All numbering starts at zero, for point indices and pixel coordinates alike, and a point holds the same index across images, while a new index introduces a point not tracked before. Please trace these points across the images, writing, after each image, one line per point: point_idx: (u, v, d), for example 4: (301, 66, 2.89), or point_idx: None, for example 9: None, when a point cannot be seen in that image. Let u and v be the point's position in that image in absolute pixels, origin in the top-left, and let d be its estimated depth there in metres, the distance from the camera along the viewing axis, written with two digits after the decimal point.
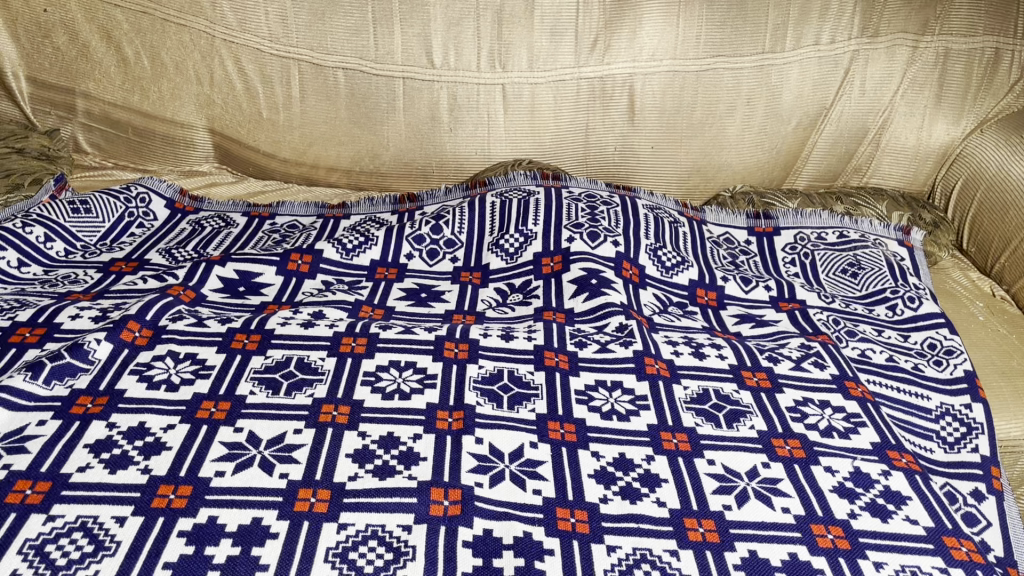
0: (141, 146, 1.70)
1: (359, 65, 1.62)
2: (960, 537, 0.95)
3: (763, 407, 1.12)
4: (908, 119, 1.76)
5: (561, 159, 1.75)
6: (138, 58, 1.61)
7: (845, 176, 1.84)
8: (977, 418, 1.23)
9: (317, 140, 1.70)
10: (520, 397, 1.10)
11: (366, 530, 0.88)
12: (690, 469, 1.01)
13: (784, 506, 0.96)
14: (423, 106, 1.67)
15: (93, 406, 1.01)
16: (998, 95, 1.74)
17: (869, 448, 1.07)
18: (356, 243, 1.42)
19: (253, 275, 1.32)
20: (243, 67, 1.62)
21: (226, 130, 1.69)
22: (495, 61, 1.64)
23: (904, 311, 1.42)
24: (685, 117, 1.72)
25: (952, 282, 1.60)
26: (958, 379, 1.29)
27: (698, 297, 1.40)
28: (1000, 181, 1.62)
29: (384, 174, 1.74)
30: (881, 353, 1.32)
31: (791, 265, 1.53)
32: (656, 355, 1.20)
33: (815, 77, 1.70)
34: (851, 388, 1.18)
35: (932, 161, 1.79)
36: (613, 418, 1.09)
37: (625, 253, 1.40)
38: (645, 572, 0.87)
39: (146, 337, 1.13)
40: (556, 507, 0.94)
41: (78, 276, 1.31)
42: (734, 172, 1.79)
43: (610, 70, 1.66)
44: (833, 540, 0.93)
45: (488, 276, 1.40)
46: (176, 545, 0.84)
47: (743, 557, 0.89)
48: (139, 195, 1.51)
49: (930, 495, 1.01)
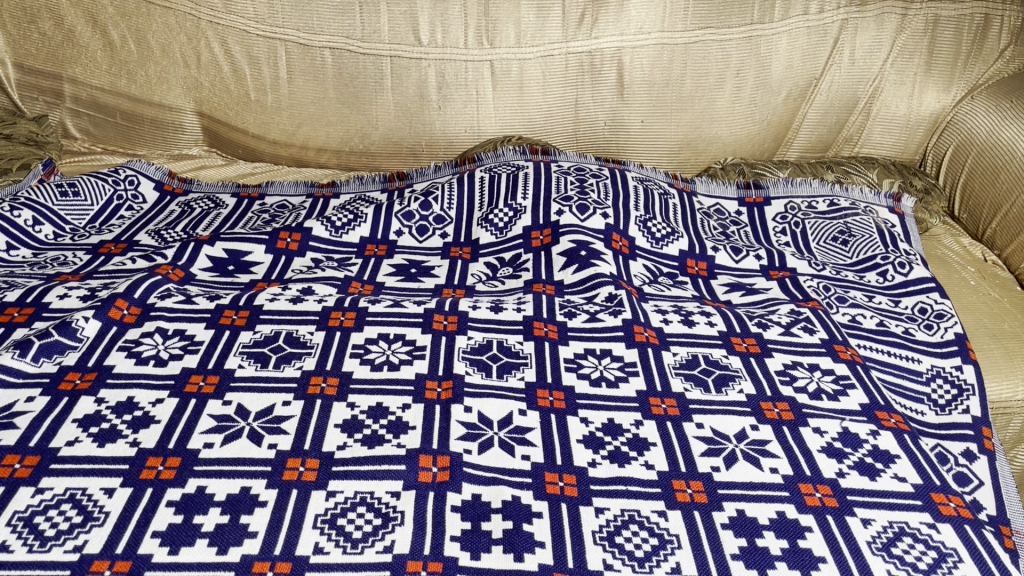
0: (130, 130, 1.70)
1: (346, 45, 1.61)
2: (948, 493, 0.95)
3: (752, 370, 1.13)
4: (899, 87, 1.75)
5: (551, 135, 1.75)
6: (124, 42, 1.60)
7: (836, 146, 1.84)
8: (968, 379, 1.23)
9: (306, 121, 1.69)
10: (510, 366, 1.10)
11: (355, 497, 0.88)
12: (678, 433, 1.01)
13: (772, 466, 0.97)
14: (411, 85, 1.66)
15: (81, 382, 1.01)
16: (989, 61, 1.73)
17: (858, 409, 1.07)
18: (345, 221, 1.41)
19: (243, 253, 1.32)
20: (229, 49, 1.62)
21: (214, 113, 1.69)
22: (482, 38, 1.63)
23: (895, 277, 1.42)
24: (675, 91, 1.72)
25: (944, 249, 1.60)
26: (949, 342, 1.29)
27: (689, 267, 1.40)
28: (991, 146, 1.62)
29: (374, 154, 1.74)
30: (872, 318, 1.31)
31: (782, 234, 1.53)
32: (645, 323, 1.20)
33: (804, 48, 1.70)
34: (841, 350, 1.18)
35: (924, 129, 1.78)
36: (602, 384, 1.09)
37: (614, 225, 1.40)
38: (634, 532, 0.87)
39: (134, 314, 1.13)
40: (544, 472, 0.94)
41: (67, 258, 1.31)
42: (725, 145, 1.79)
43: (599, 44, 1.65)
44: (821, 499, 0.93)
45: (478, 251, 1.40)
46: (164, 515, 0.84)
47: (731, 516, 0.90)
48: (127, 177, 1.51)
49: (919, 453, 1.01)
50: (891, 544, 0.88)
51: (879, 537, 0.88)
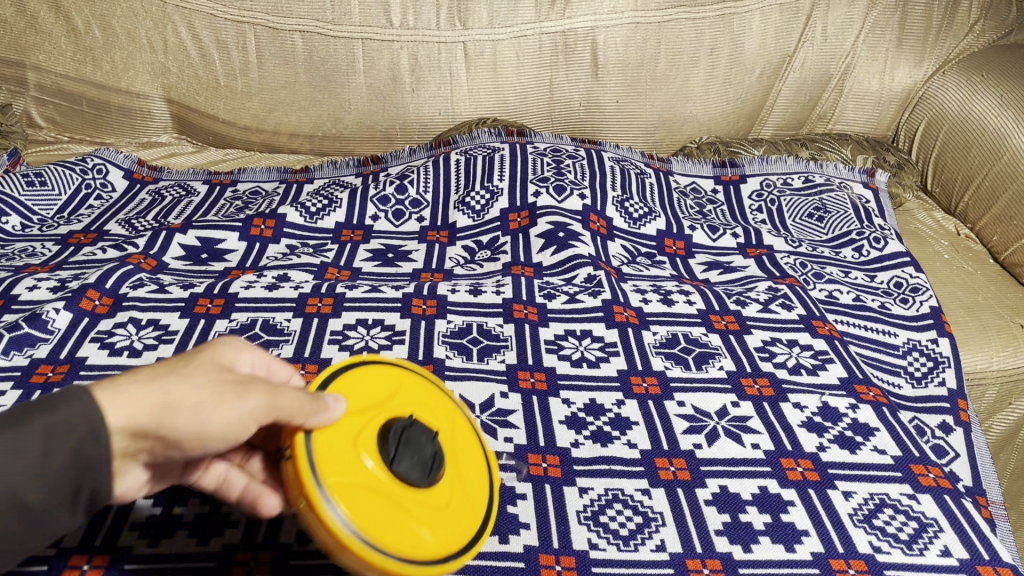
0: (96, 118, 1.66)
1: (316, 28, 1.59)
2: (927, 464, 0.96)
3: (731, 347, 1.13)
4: (871, 64, 1.76)
5: (525, 117, 1.73)
6: (89, 28, 1.57)
7: (810, 124, 1.85)
8: (943, 352, 1.24)
9: (277, 106, 1.67)
10: (490, 349, 1.10)
11: None
12: (660, 411, 1.01)
13: (753, 442, 0.97)
14: (384, 68, 1.64)
15: (53, 374, 0.99)
16: (959, 35, 1.74)
17: (836, 383, 1.08)
18: (320, 206, 1.40)
19: (215, 241, 1.30)
20: (197, 33, 1.59)
21: (183, 99, 1.65)
22: (454, 19, 1.62)
23: (870, 252, 1.43)
24: (649, 70, 1.71)
25: (918, 223, 1.63)
26: (924, 315, 1.30)
27: (667, 247, 1.40)
28: (962, 120, 1.63)
29: (347, 139, 1.72)
30: (848, 294, 1.32)
31: (758, 212, 1.53)
32: (625, 303, 1.20)
33: (777, 25, 1.70)
34: (818, 326, 1.19)
35: (895, 105, 1.79)
36: (583, 365, 1.09)
37: (591, 206, 1.39)
38: (618, 511, 0.87)
39: (107, 305, 1.11)
40: (528, 453, 0.94)
41: (35, 249, 1.27)
42: (699, 124, 1.79)
43: (572, 24, 1.64)
44: (803, 473, 0.94)
45: (455, 234, 1.38)
46: (142, 507, 0.83)
47: (714, 493, 0.90)
48: (95, 166, 1.48)
49: (897, 425, 1.02)
50: (872, 516, 0.88)
51: (860, 509, 0.89)
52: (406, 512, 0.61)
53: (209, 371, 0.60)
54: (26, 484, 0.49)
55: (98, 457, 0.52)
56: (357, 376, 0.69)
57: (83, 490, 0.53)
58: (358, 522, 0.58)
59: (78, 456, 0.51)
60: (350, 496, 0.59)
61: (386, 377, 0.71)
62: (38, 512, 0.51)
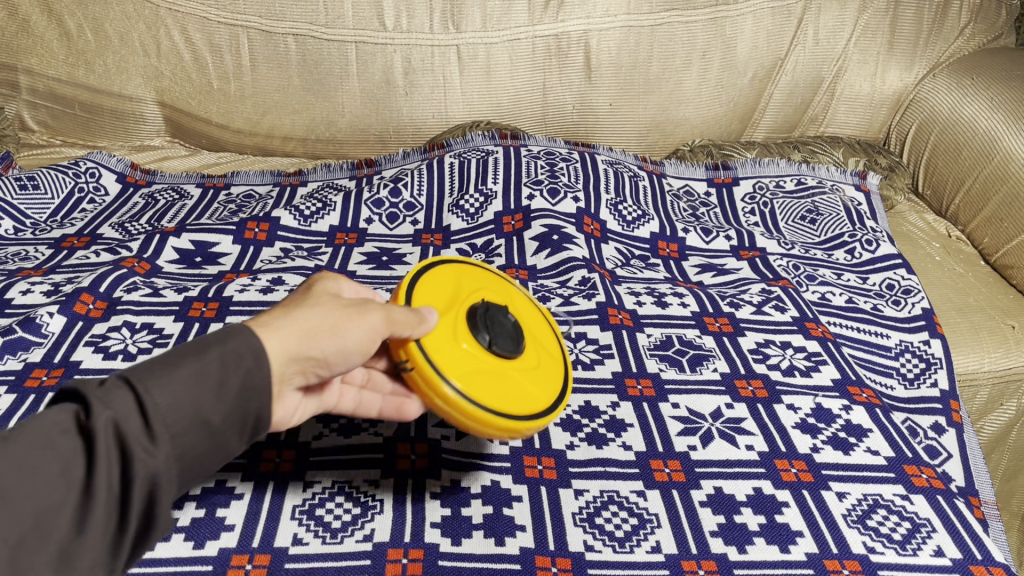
0: (89, 121, 1.65)
1: (309, 31, 1.59)
2: (920, 465, 0.97)
3: (725, 349, 1.13)
4: (862, 67, 1.77)
5: (519, 120, 1.74)
6: (81, 31, 1.57)
7: (802, 126, 1.85)
8: (935, 353, 1.25)
9: (270, 109, 1.66)
10: None
11: (332, 487, 0.87)
12: (655, 413, 1.02)
13: (747, 444, 0.98)
14: (377, 71, 1.64)
15: (48, 379, 0.99)
16: (950, 39, 1.75)
17: (830, 385, 1.08)
18: (314, 210, 1.40)
19: (209, 245, 1.30)
20: (190, 36, 1.59)
21: (176, 102, 1.65)
22: (448, 22, 1.62)
23: (862, 254, 1.44)
24: (642, 73, 1.71)
25: (909, 225, 1.64)
26: (916, 317, 1.30)
27: (660, 250, 1.41)
28: (953, 123, 1.64)
29: (341, 142, 1.72)
30: (841, 296, 1.33)
31: (750, 215, 1.53)
32: (619, 306, 1.21)
33: (769, 29, 1.71)
34: (811, 328, 1.20)
35: (887, 108, 1.80)
36: (578, 367, 1.09)
37: (585, 208, 1.40)
38: (613, 512, 0.87)
39: (100, 309, 1.11)
40: (523, 456, 0.94)
41: (28, 252, 1.27)
42: (692, 127, 1.79)
43: (565, 28, 1.64)
44: (797, 474, 0.94)
45: (449, 237, 1.38)
46: None
47: (709, 494, 0.90)
48: (88, 170, 1.48)
49: (890, 426, 1.02)
50: (866, 517, 0.89)
51: (854, 510, 0.90)
52: (507, 378, 0.76)
53: (328, 300, 0.69)
54: (209, 403, 0.57)
55: (261, 383, 0.60)
56: (430, 281, 0.81)
57: (252, 415, 0.60)
58: (483, 394, 0.72)
59: (248, 381, 0.59)
60: (464, 375, 0.73)
61: (451, 278, 0.83)
62: (218, 432, 0.58)
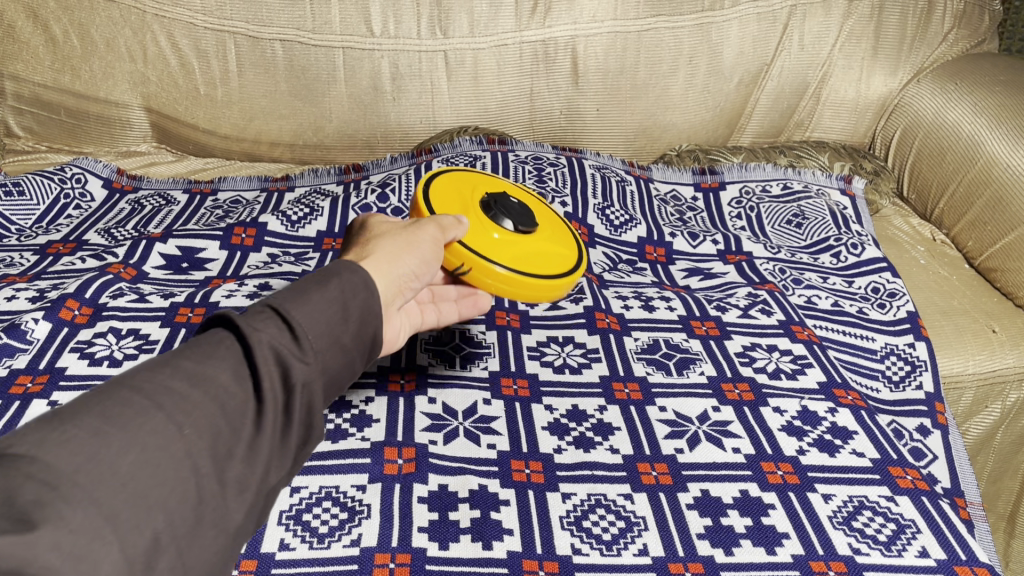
0: (74, 127, 1.65)
1: (296, 37, 1.59)
2: (905, 467, 0.98)
3: (712, 353, 1.14)
4: (847, 72, 1.78)
5: (507, 125, 1.74)
6: (67, 37, 1.56)
7: (787, 131, 1.87)
8: (920, 356, 1.26)
9: (257, 114, 1.66)
10: (473, 356, 1.10)
11: (320, 492, 0.87)
12: (642, 417, 1.02)
13: (734, 446, 0.98)
14: (365, 77, 1.64)
15: (33, 385, 0.98)
16: (933, 44, 1.77)
17: (815, 388, 1.09)
18: (301, 215, 1.40)
19: (196, 250, 1.30)
20: (176, 42, 1.58)
21: (163, 108, 1.65)
22: (435, 28, 1.62)
23: (848, 258, 1.45)
24: (629, 79, 1.72)
25: (894, 229, 1.65)
26: (901, 320, 1.31)
27: (647, 254, 1.41)
28: (937, 127, 1.65)
29: (329, 147, 1.72)
30: (827, 299, 1.34)
31: (737, 219, 1.54)
32: (606, 310, 1.21)
33: (754, 34, 1.72)
34: (797, 331, 1.20)
35: (871, 113, 1.82)
36: (565, 371, 1.09)
37: (572, 213, 1.40)
38: (600, 516, 0.87)
39: (86, 315, 1.10)
40: (511, 460, 0.94)
41: (13, 259, 1.26)
42: (679, 132, 1.80)
43: (552, 33, 1.65)
44: (783, 476, 0.95)
45: None
46: None
47: (695, 497, 0.91)
48: (74, 176, 1.47)
49: (875, 428, 1.03)
50: (851, 518, 0.90)
51: (840, 511, 0.90)
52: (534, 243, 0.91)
53: (397, 234, 0.76)
54: (338, 326, 0.63)
55: (377, 307, 0.67)
56: (438, 193, 0.93)
57: (372, 338, 0.68)
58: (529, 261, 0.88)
59: (368, 305, 0.66)
60: (506, 257, 0.87)
61: (452, 187, 0.95)
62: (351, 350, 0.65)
